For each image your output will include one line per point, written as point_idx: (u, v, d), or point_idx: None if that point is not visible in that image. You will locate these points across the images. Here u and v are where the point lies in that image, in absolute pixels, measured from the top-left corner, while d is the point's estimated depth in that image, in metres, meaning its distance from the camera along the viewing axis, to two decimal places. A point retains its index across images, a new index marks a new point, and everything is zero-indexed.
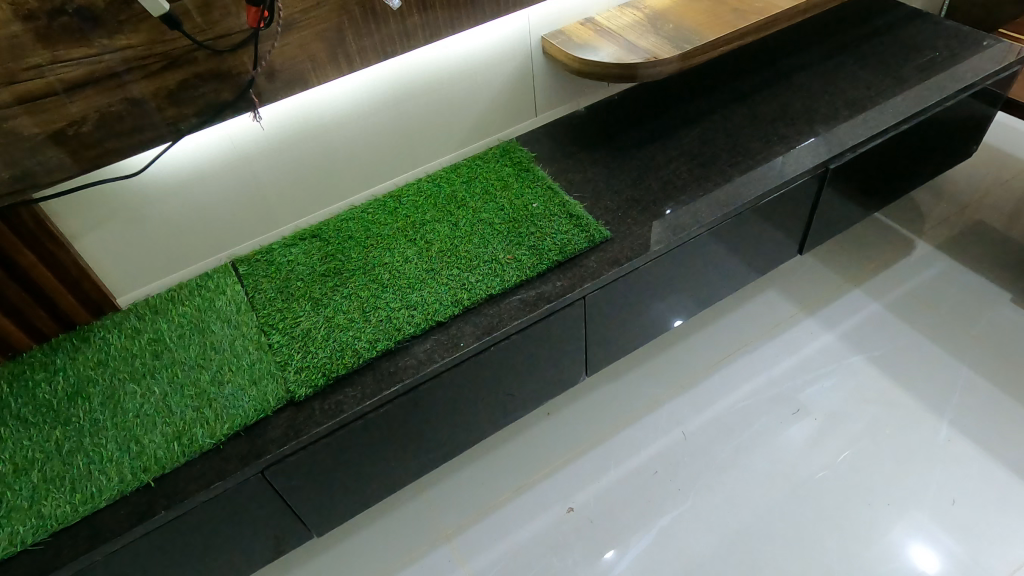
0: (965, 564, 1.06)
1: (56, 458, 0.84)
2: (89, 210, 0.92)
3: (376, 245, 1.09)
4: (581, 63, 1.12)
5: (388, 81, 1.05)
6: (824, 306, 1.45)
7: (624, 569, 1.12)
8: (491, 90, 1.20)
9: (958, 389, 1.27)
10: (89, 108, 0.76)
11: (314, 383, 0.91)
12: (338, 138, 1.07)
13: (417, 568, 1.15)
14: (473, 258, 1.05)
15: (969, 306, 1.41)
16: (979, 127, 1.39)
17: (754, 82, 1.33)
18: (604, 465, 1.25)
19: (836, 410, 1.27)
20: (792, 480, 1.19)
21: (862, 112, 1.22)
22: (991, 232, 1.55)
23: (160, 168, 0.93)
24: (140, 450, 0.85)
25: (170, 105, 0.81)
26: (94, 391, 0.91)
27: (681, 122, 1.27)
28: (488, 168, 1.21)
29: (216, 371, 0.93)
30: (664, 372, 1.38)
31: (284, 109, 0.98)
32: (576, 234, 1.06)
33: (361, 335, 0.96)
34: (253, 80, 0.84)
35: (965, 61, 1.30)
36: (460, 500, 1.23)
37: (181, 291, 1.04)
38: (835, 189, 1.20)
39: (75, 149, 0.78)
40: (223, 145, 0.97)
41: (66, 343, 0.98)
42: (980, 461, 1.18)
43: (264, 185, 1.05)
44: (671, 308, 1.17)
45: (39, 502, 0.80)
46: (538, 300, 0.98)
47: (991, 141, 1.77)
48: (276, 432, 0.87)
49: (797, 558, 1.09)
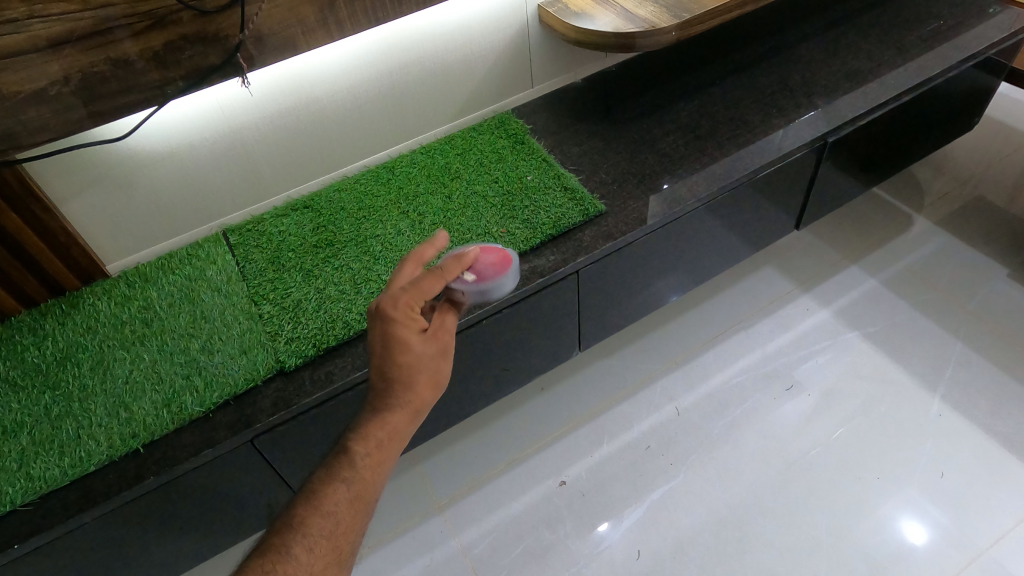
0: (954, 537, 1.07)
1: (46, 422, 0.84)
2: (75, 174, 0.91)
3: (369, 217, 1.08)
4: (579, 32, 1.10)
5: (381, 48, 1.03)
6: (821, 282, 1.44)
7: (616, 541, 1.12)
8: (486, 60, 1.18)
9: (953, 364, 1.27)
10: (72, 67, 0.74)
11: (304, 354, 0.90)
12: (330, 107, 1.06)
13: (409, 539, 1.16)
14: (466, 231, 1.04)
15: (967, 282, 1.40)
16: (983, 100, 1.36)
17: (753, 55, 1.31)
18: (596, 439, 1.25)
19: (831, 386, 1.27)
20: (785, 456, 1.19)
21: (863, 85, 1.20)
22: (990, 208, 1.54)
23: (147, 133, 0.92)
24: (129, 416, 0.85)
25: (156, 67, 0.79)
26: (84, 356, 0.91)
27: (679, 95, 1.25)
28: (482, 140, 1.19)
29: (205, 340, 0.93)
30: (659, 348, 1.37)
31: (275, 75, 0.96)
32: (570, 208, 1.05)
33: (352, 306, 0.95)
34: (241, 43, 0.82)
35: (970, 31, 1.27)
36: (454, 473, 1.23)
37: (171, 259, 1.04)
38: (834, 164, 1.18)
39: (58, 110, 0.77)
40: (212, 112, 0.95)
41: (55, 308, 0.97)
42: (973, 436, 1.17)
43: (254, 154, 1.04)
44: (666, 283, 1.16)
45: (28, 465, 0.81)
46: (531, 274, 0.97)
47: (995, 115, 1.74)
48: (265, 402, 0.87)
49: (789, 531, 1.10)
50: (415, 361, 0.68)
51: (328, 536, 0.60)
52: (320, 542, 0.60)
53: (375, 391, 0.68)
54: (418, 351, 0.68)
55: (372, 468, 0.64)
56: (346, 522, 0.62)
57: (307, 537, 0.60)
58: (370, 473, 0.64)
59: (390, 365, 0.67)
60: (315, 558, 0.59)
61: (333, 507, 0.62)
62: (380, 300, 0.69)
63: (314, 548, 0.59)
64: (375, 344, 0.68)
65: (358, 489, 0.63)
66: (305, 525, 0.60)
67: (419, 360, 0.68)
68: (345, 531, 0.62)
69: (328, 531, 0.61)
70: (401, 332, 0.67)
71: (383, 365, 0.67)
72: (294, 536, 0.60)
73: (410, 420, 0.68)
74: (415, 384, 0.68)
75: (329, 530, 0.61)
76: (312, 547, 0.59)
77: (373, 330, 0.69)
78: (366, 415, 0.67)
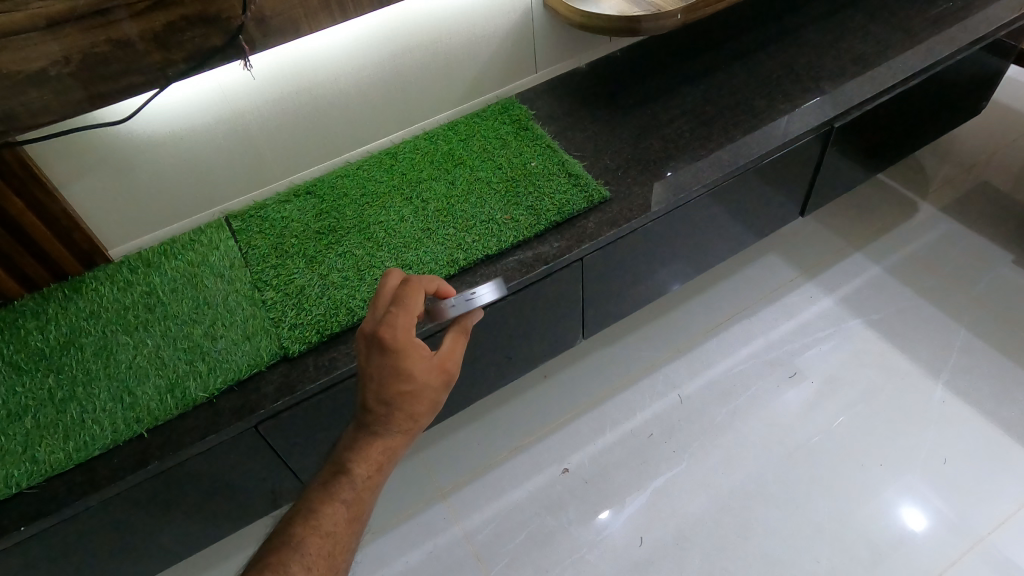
0: (954, 522, 1.07)
1: (50, 406, 0.84)
2: (75, 157, 0.90)
3: (372, 204, 1.08)
4: (584, 15, 1.08)
5: (384, 31, 1.02)
6: (825, 270, 1.43)
7: (619, 528, 1.13)
8: (491, 44, 1.17)
9: (956, 350, 1.27)
10: (72, 47, 0.73)
11: (308, 340, 0.90)
12: (332, 91, 1.05)
13: (412, 525, 1.16)
14: (469, 218, 1.04)
15: (971, 268, 1.40)
16: (990, 83, 1.36)
17: (759, 39, 1.29)
18: (599, 427, 1.25)
19: (833, 373, 1.27)
20: (788, 443, 1.19)
21: (870, 69, 1.19)
22: (995, 193, 1.53)
23: (149, 116, 0.91)
24: (133, 401, 0.85)
25: (158, 49, 0.78)
26: (87, 341, 0.91)
27: (684, 80, 1.24)
28: (486, 125, 1.19)
29: (209, 326, 0.93)
30: (662, 336, 1.37)
31: (277, 58, 0.95)
32: (575, 194, 1.04)
33: (356, 292, 0.95)
34: (242, 25, 0.81)
35: (979, 14, 1.26)
36: (457, 460, 1.23)
37: (174, 245, 1.03)
38: (840, 150, 1.17)
39: (58, 92, 0.76)
40: (214, 95, 0.94)
41: (58, 293, 0.97)
42: (975, 422, 1.18)
43: (256, 138, 1.03)
44: (670, 271, 1.16)
45: (32, 448, 0.81)
46: (536, 261, 0.97)
47: (1001, 100, 1.73)
48: (269, 388, 0.87)
49: (792, 518, 1.10)
50: (418, 389, 0.66)
51: (328, 556, 0.60)
52: (318, 561, 0.59)
53: (372, 414, 0.66)
54: (421, 380, 0.66)
55: (370, 490, 0.64)
56: (344, 542, 0.61)
57: (306, 556, 0.59)
58: (368, 494, 0.64)
59: (390, 394, 0.65)
60: None
61: (332, 528, 0.62)
62: (377, 327, 0.66)
63: (312, 567, 0.58)
64: (374, 375, 0.65)
65: (355, 510, 0.63)
66: (304, 544, 0.60)
67: (421, 388, 0.66)
68: (342, 550, 0.61)
69: (326, 550, 0.60)
70: (403, 361, 0.65)
71: (382, 392, 0.65)
72: (293, 555, 0.59)
73: (406, 445, 0.68)
74: (416, 412, 0.66)
75: (328, 549, 0.60)
76: (309, 566, 0.58)
77: (370, 359, 0.66)
78: (362, 437, 0.66)
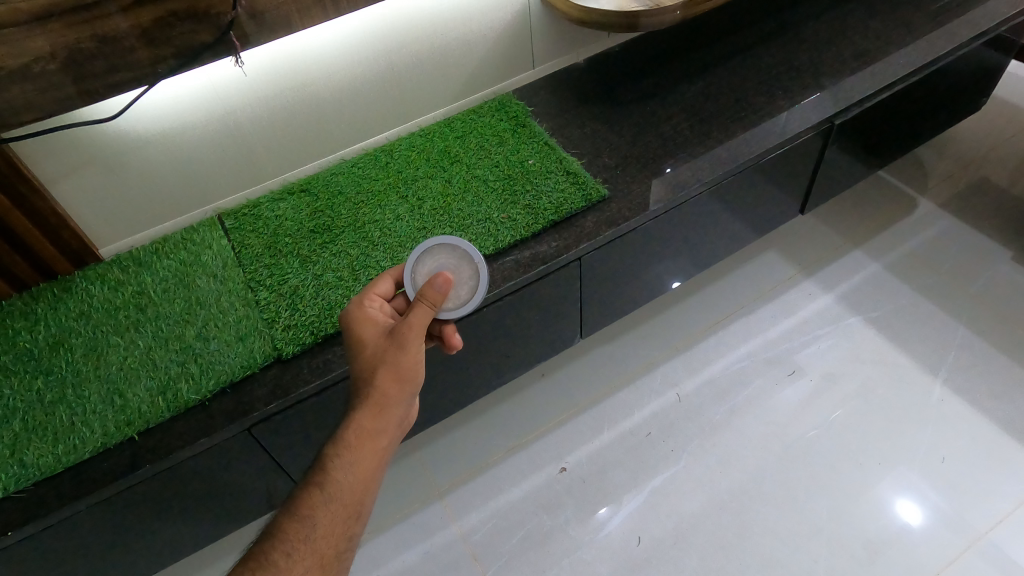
0: (951, 520, 1.07)
1: (38, 408, 0.83)
2: (63, 155, 0.89)
3: (368, 202, 1.06)
4: (580, 11, 1.07)
5: (379, 28, 1.00)
6: (823, 267, 1.43)
7: (616, 527, 1.12)
8: (487, 40, 1.15)
9: (955, 348, 1.26)
10: (56, 43, 0.72)
11: (302, 342, 0.89)
12: (327, 88, 1.03)
13: (409, 525, 1.15)
14: (466, 216, 1.03)
15: (971, 266, 1.39)
16: (990, 79, 1.34)
17: (759, 34, 1.28)
18: (596, 425, 1.24)
19: (831, 371, 1.26)
20: (785, 441, 1.18)
21: (870, 65, 1.18)
22: (994, 189, 1.52)
23: (138, 113, 0.89)
24: (124, 403, 0.84)
25: (146, 45, 0.77)
26: (77, 342, 0.90)
27: (683, 76, 1.22)
28: (482, 122, 1.17)
29: (201, 327, 0.92)
30: (660, 334, 1.36)
31: (268, 56, 0.94)
32: (573, 193, 1.03)
33: (350, 292, 0.94)
34: (233, 20, 0.80)
35: (980, 8, 1.25)
36: (454, 459, 1.23)
37: (165, 244, 1.02)
38: (840, 147, 1.16)
39: (43, 88, 0.74)
40: (205, 92, 0.92)
41: (47, 293, 0.96)
42: (974, 421, 1.17)
43: (249, 135, 1.02)
44: (668, 269, 1.15)
45: (21, 452, 0.79)
46: (533, 261, 0.96)
47: (1001, 95, 1.72)
48: (262, 390, 0.86)
49: (790, 516, 1.10)
50: (372, 359, 0.69)
51: (306, 538, 0.59)
52: (297, 545, 0.59)
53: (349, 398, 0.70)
54: (372, 349, 0.69)
55: (346, 469, 0.63)
56: (324, 524, 0.60)
57: (283, 542, 0.59)
58: (343, 473, 0.63)
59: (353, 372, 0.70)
60: (292, 563, 0.58)
61: (310, 512, 0.61)
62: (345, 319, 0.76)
63: (291, 551, 0.58)
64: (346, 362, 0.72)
65: (333, 492, 0.62)
66: (284, 532, 0.60)
67: (374, 356, 0.68)
68: (325, 534, 0.60)
69: (303, 533, 0.60)
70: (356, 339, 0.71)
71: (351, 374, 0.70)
72: (271, 542, 0.59)
73: (382, 418, 0.66)
74: (376, 380, 0.67)
75: (306, 532, 0.60)
76: (289, 552, 0.58)
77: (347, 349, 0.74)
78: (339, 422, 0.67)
